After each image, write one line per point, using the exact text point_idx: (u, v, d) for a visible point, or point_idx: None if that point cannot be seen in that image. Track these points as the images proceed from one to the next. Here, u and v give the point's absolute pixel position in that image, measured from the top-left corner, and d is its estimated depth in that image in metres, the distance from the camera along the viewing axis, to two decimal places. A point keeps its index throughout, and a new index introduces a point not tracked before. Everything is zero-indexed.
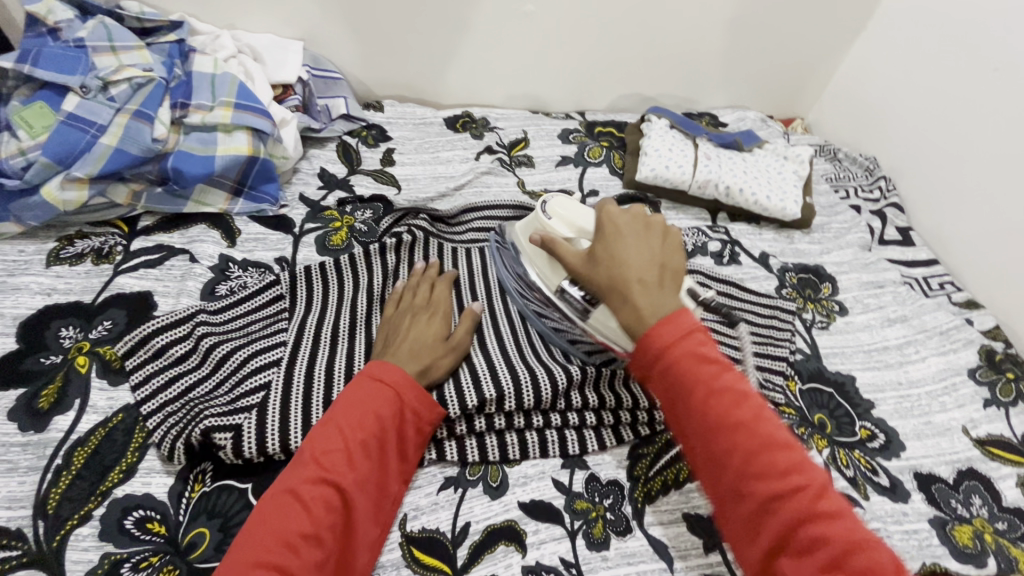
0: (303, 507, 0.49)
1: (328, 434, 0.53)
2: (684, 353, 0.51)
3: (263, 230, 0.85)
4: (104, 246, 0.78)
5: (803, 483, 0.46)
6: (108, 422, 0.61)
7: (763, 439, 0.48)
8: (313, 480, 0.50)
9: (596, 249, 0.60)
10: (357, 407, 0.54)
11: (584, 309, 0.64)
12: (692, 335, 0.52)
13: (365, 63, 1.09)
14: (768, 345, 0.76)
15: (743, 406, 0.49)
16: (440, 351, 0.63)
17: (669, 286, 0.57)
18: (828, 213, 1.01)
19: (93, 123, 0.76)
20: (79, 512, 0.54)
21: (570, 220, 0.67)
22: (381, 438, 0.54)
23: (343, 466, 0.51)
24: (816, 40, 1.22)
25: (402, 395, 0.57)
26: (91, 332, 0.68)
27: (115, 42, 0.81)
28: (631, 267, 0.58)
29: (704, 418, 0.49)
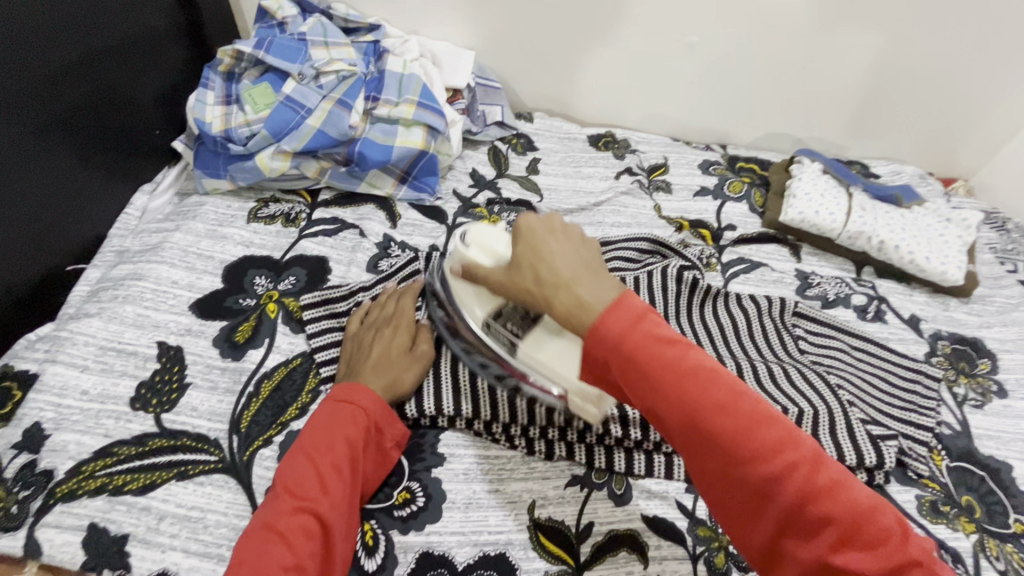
0: (280, 539, 0.48)
1: (300, 463, 0.53)
2: (635, 334, 0.42)
3: (419, 218, 0.94)
4: (292, 212, 0.90)
5: (797, 459, 0.39)
6: (289, 363, 0.69)
7: (740, 418, 0.40)
8: (291, 512, 0.50)
9: (513, 253, 0.52)
10: (327, 432, 0.56)
11: (511, 343, 0.59)
12: (644, 319, 0.43)
13: (524, 77, 1.16)
14: (911, 411, 0.72)
15: (716, 387, 0.41)
16: (403, 366, 0.64)
17: (599, 276, 0.47)
18: (991, 285, 0.94)
19: (304, 106, 0.88)
20: (263, 436, 0.63)
21: (487, 247, 0.58)
22: (353, 460, 0.55)
23: (316, 493, 0.51)
24: (998, 99, 1.13)
25: (364, 406, 0.59)
26: (280, 284, 0.79)
27: (328, 38, 0.93)
28: (555, 260, 0.48)
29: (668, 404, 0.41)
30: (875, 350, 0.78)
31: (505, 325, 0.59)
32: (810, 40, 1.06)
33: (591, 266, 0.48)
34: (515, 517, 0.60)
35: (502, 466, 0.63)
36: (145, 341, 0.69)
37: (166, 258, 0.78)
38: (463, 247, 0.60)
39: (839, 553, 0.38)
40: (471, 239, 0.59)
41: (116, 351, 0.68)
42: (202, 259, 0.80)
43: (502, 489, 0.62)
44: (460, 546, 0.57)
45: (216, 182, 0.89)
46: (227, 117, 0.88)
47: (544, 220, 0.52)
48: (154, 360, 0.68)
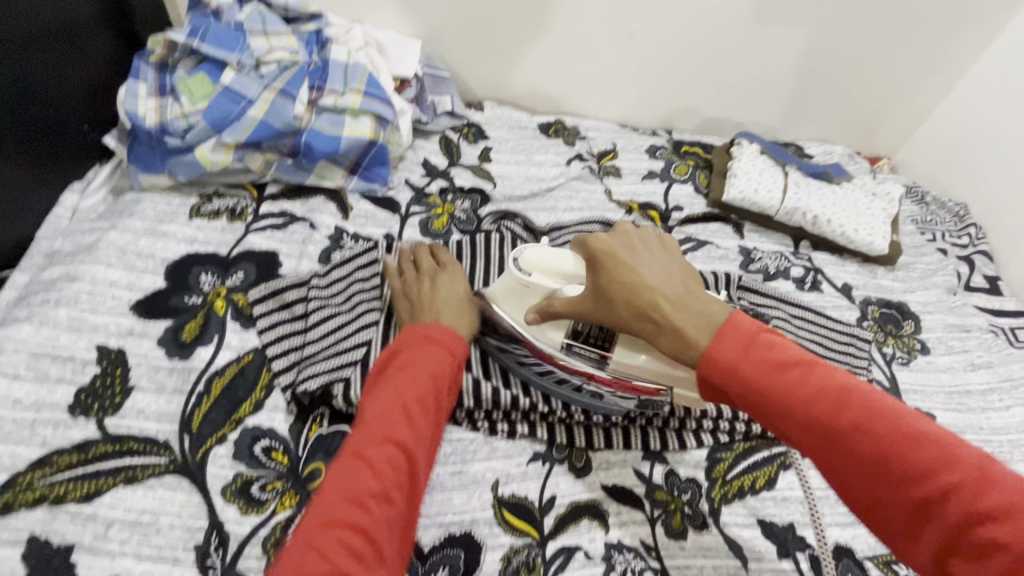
0: (367, 462, 0.48)
1: (387, 393, 0.54)
2: (752, 359, 0.45)
3: (372, 209, 0.93)
4: (237, 207, 0.87)
5: (881, 419, 0.42)
6: (241, 359, 0.68)
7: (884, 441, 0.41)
8: (378, 443, 0.50)
9: (599, 285, 0.54)
10: (415, 369, 0.56)
11: (598, 357, 0.60)
12: (727, 321, 0.48)
13: (472, 66, 1.17)
14: (844, 370, 0.78)
15: (796, 370, 0.45)
16: (465, 311, 0.68)
17: (697, 291, 0.52)
18: (913, 254, 1.02)
19: (244, 96, 0.85)
20: (216, 433, 0.61)
21: (552, 269, 0.60)
22: (436, 397, 0.56)
23: (403, 426, 0.52)
24: (915, 81, 1.22)
25: (450, 351, 0.60)
26: (227, 281, 0.76)
27: (268, 27, 0.91)
28: (654, 284, 0.52)
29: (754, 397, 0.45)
30: (812, 317, 0.83)
31: (586, 339, 0.61)
32: (745, 28, 1.11)
33: (683, 282, 0.52)
34: (479, 496, 0.60)
35: (465, 448, 0.64)
36: (83, 345, 0.66)
37: (101, 259, 0.74)
38: (525, 280, 0.61)
39: (936, 501, 0.39)
40: (530, 266, 0.61)
41: (51, 357, 0.64)
42: (141, 258, 0.76)
43: (465, 470, 0.62)
44: (426, 528, 0.57)
45: (154, 177, 0.85)
46: (161, 109, 0.83)
47: (618, 240, 0.56)
48: (93, 365, 0.65)
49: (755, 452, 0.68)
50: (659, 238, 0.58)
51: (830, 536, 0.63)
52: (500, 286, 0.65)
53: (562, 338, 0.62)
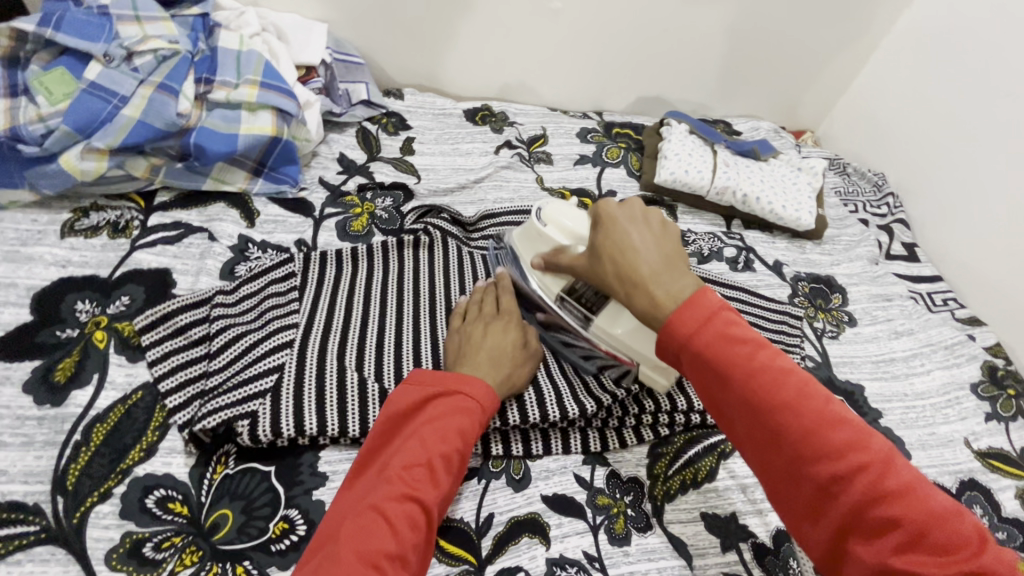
0: (387, 523, 0.46)
1: (418, 443, 0.51)
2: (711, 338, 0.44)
3: (282, 213, 0.84)
4: (120, 220, 0.77)
5: (871, 459, 0.40)
6: (128, 399, 0.59)
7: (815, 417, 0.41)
8: (397, 498, 0.48)
9: (596, 244, 0.53)
10: (443, 419, 0.53)
11: (584, 317, 0.61)
12: (718, 316, 0.45)
13: (388, 51, 1.09)
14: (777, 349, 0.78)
15: (784, 382, 0.42)
16: (518, 359, 0.62)
17: (679, 266, 0.49)
18: (838, 226, 1.04)
19: (116, 93, 0.74)
20: (99, 489, 0.53)
21: (569, 225, 0.61)
22: (462, 452, 0.53)
23: (423, 482, 0.49)
24: (831, 55, 1.24)
25: (484, 405, 0.55)
26: (109, 307, 0.67)
27: (140, 11, 0.79)
28: (637, 251, 0.50)
29: (743, 396, 0.43)
30: (748, 298, 0.81)
31: (579, 300, 0.61)
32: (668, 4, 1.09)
33: (672, 259, 0.49)
34: None
35: None
36: None
37: None
38: (540, 226, 0.62)
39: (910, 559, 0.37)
40: (547, 217, 0.62)
41: None
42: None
43: None
44: None
45: (13, 193, 0.73)
46: (12, 111, 0.71)
47: (626, 209, 0.53)
48: None
49: (696, 443, 0.67)
50: (664, 222, 0.53)
51: (771, 521, 0.62)
52: (520, 232, 0.66)
53: (558, 291, 0.62)
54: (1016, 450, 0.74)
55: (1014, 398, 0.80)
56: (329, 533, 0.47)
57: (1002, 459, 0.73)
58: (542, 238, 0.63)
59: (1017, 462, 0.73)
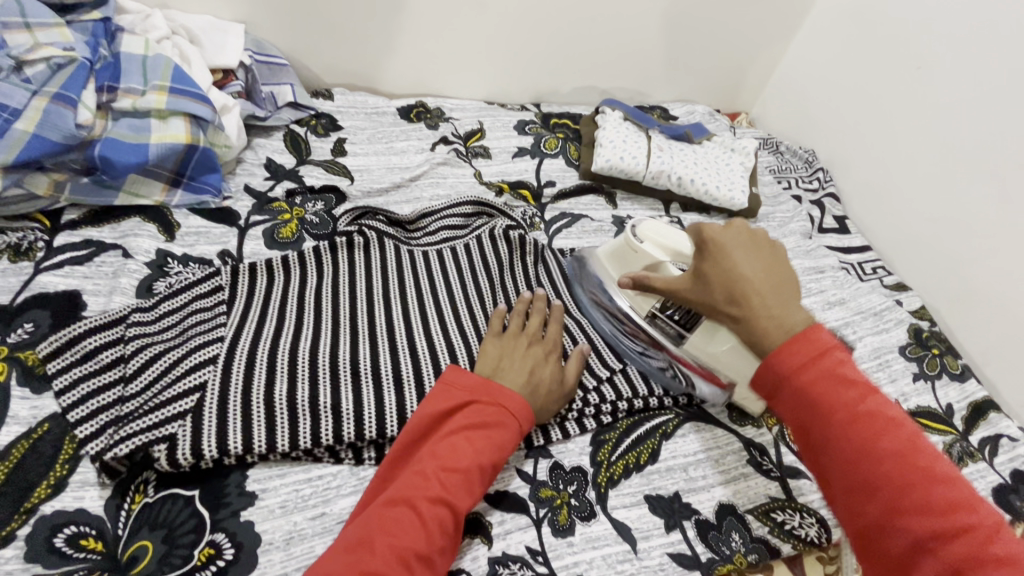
0: (418, 518, 0.48)
1: (457, 446, 0.52)
2: (817, 376, 0.46)
3: (205, 223, 0.80)
4: (23, 241, 0.72)
5: (976, 524, 0.40)
6: (33, 432, 0.56)
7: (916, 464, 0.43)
8: (431, 500, 0.49)
9: (702, 271, 0.57)
10: (484, 429, 0.54)
11: (678, 334, 0.68)
12: (826, 354, 0.47)
13: (314, 51, 1.05)
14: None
15: (893, 432, 0.44)
16: (552, 393, 0.62)
17: (788, 295, 0.52)
18: (772, 203, 1.06)
19: (6, 106, 0.69)
20: (1, 532, 0.49)
21: (663, 244, 0.67)
22: (495, 466, 0.54)
23: (461, 489, 0.51)
24: (759, 37, 1.27)
25: (522, 423, 0.57)
26: (10, 336, 0.62)
27: (29, 18, 0.73)
28: (749, 279, 0.53)
29: (848, 450, 0.44)
30: None
31: (672, 317, 0.68)
32: None
33: (770, 280, 0.53)
34: None
35: (326, 486, 0.57)
36: None
37: None
38: (637, 244, 0.68)
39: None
40: (644, 235, 0.68)
41: None
42: None
43: (328, 511, 0.56)
44: None
45: None
46: None
47: (731, 232, 0.57)
48: None
49: (638, 427, 0.67)
50: (769, 243, 0.57)
51: (713, 496, 0.63)
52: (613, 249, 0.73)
53: (651, 307, 0.70)
54: (942, 406, 0.78)
55: (938, 357, 0.83)
56: (360, 522, 0.48)
57: (930, 416, 0.76)
58: (638, 255, 0.69)
59: (943, 418, 0.76)
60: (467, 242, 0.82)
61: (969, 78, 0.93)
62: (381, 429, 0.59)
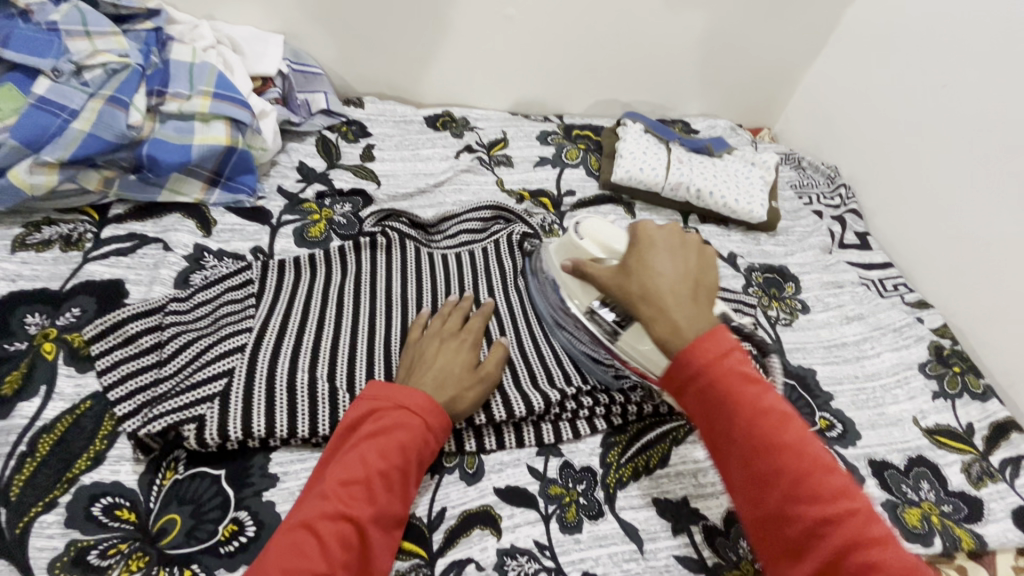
0: (317, 539, 0.47)
1: (355, 459, 0.51)
2: (730, 368, 0.48)
3: (240, 221, 0.85)
4: (73, 233, 0.77)
5: (855, 508, 0.43)
6: (76, 408, 0.59)
7: (808, 463, 0.44)
8: (328, 516, 0.48)
9: (626, 263, 0.58)
10: (382, 437, 0.53)
11: (613, 331, 0.64)
12: (734, 349, 0.49)
13: (348, 61, 1.10)
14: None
15: (786, 425, 0.46)
16: (467, 383, 0.61)
17: (704, 300, 0.55)
18: (792, 218, 1.07)
19: (65, 107, 0.74)
20: (44, 499, 0.53)
21: (602, 240, 0.65)
22: (403, 470, 0.53)
23: (361, 500, 0.49)
24: (783, 53, 1.28)
25: (425, 420, 0.56)
26: (59, 319, 0.67)
27: (89, 27, 0.79)
28: (665, 275, 0.55)
29: (744, 441, 0.46)
30: None
31: (608, 315, 0.64)
32: (621, 6, 1.11)
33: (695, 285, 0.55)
34: None
35: None
36: None
37: None
38: (578, 238, 0.66)
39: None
40: (586, 232, 0.66)
41: None
42: None
43: None
44: None
45: None
46: None
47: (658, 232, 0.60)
48: None
49: (648, 431, 0.68)
50: (699, 245, 0.60)
51: (722, 503, 0.63)
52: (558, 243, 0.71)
53: (589, 303, 0.66)
54: (962, 426, 0.77)
55: (959, 376, 0.82)
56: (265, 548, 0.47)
57: (948, 435, 0.76)
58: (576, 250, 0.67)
59: (962, 437, 0.75)
60: (485, 247, 0.84)
61: (996, 97, 0.92)
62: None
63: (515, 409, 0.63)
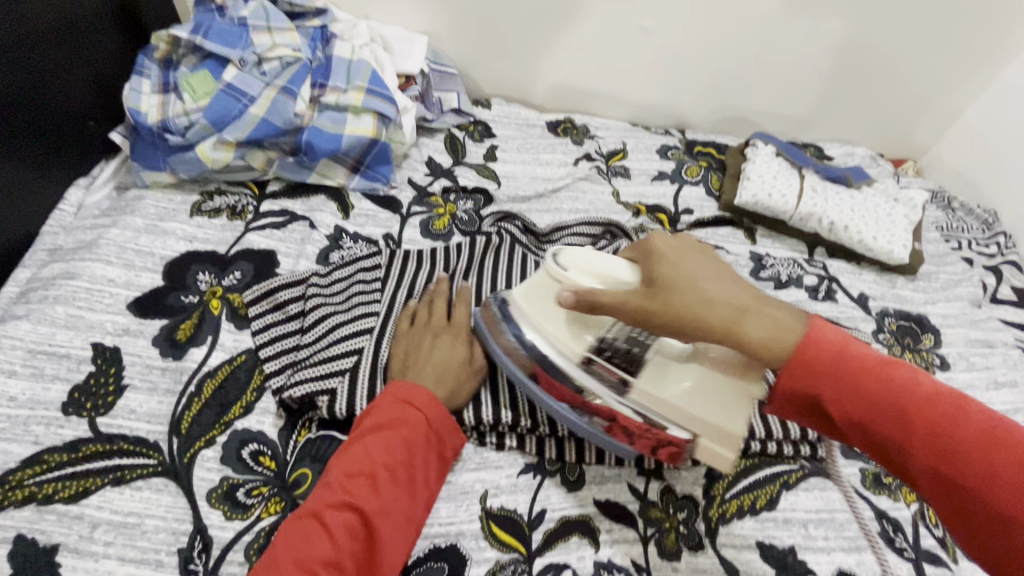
0: (323, 528, 0.49)
1: (358, 452, 0.53)
2: (846, 359, 0.45)
3: (373, 208, 0.91)
4: (238, 204, 0.86)
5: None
6: (233, 360, 0.67)
7: (984, 434, 0.41)
8: (336, 506, 0.50)
9: (659, 283, 0.50)
10: (386, 430, 0.55)
11: (621, 384, 0.56)
12: (847, 342, 0.46)
13: (481, 63, 1.15)
14: None
15: (939, 401, 0.43)
16: (463, 376, 0.63)
17: (764, 299, 0.50)
18: (936, 262, 0.97)
19: (246, 94, 0.84)
20: (205, 436, 0.61)
21: (598, 275, 0.53)
22: (408, 464, 0.54)
23: (365, 491, 0.51)
24: (943, 80, 1.16)
25: (429, 417, 0.57)
26: (224, 280, 0.76)
27: (271, 22, 0.88)
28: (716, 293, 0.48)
29: (902, 426, 0.43)
30: None
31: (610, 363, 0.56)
32: (764, 22, 1.07)
33: (755, 297, 0.49)
34: (467, 507, 0.59)
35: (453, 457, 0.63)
36: (78, 343, 0.66)
37: (100, 256, 0.74)
38: (560, 274, 0.54)
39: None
40: (570, 264, 0.54)
41: (47, 354, 0.65)
42: (140, 255, 0.76)
43: (454, 480, 0.61)
44: None
45: (156, 174, 0.85)
46: (164, 106, 0.83)
47: (680, 241, 0.53)
48: (88, 363, 0.65)
49: (757, 470, 0.65)
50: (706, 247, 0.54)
51: (833, 561, 0.59)
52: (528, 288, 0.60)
53: (583, 352, 0.57)
54: None
55: None
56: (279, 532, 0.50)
57: None
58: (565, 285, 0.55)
59: None
60: None
61: None
62: (496, 416, 0.63)
63: None
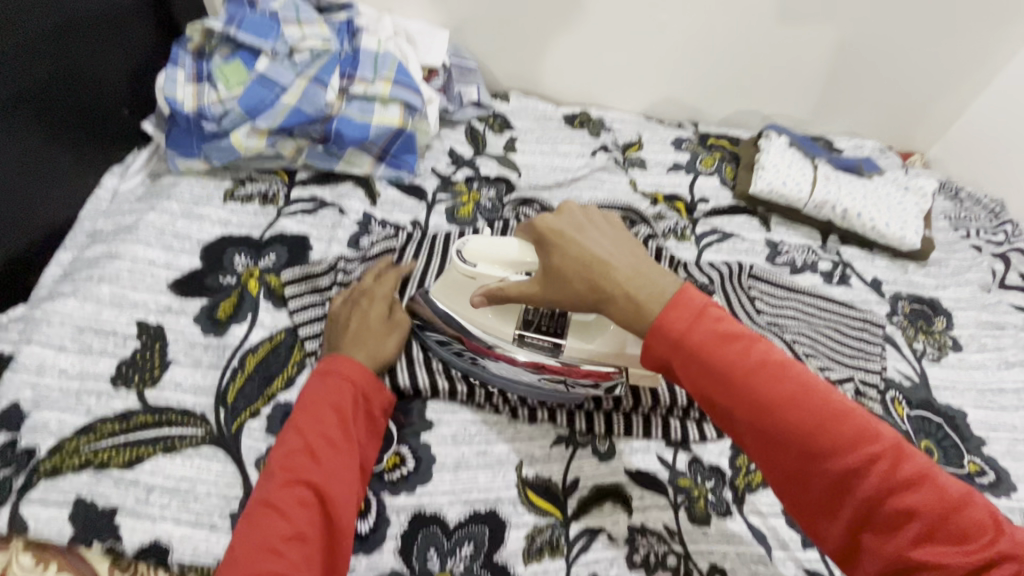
0: (276, 509, 0.47)
1: (290, 434, 0.53)
2: (704, 339, 0.46)
3: (399, 196, 0.94)
4: (269, 191, 0.89)
5: (877, 452, 0.42)
6: (273, 337, 0.70)
7: (817, 413, 0.43)
8: (282, 485, 0.49)
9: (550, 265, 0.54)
10: (315, 405, 0.55)
11: (552, 346, 0.64)
12: (706, 313, 0.47)
13: (499, 57, 1.17)
14: (860, 358, 0.77)
15: (785, 379, 0.44)
16: (383, 333, 0.65)
17: (646, 267, 0.51)
18: (946, 250, 1.00)
19: (278, 83, 0.87)
20: (250, 408, 0.63)
21: (496, 259, 0.61)
22: (343, 430, 0.54)
23: (307, 463, 0.51)
24: (951, 75, 1.19)
25: (354, 383, 0.58)
26: (260, 262, 0.78)
27: (301, 15, 0.91)
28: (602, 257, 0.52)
29: (746, 408, 0.44)
30: (824, 304, 0.82)
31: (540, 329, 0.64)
32: (778, 16, 1.09)
33: (636, 263, 0.52)
34: (504, 476, 0.61)
35: (489, 429, 0.65)
36: (123, 320, 0.69)
37: (140, 238, 0.77)
38: (471, 270, 0.62)
39: (926, 550, 0.40)
40: (475, 256, 0.62)
41: (94, 331, 0.67)
42: (179, 238, 0.79)
43: (490, 450, 0.63)
44: (452, 505, 0.59)
45: (190, 161, 0.88)
46: (199, 95, 0.86)
47: (567, 218, 0.55)
48: (134, 339, 0.67)
49: None
50: (601, 218, 0.57)
51: None
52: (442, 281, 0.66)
53: (512, 330, 0.64)
54: None
55: None
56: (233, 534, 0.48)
57: None
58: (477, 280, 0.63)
59: None
60: None
61: None
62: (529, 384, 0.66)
63: (641, 397, 0.66)
